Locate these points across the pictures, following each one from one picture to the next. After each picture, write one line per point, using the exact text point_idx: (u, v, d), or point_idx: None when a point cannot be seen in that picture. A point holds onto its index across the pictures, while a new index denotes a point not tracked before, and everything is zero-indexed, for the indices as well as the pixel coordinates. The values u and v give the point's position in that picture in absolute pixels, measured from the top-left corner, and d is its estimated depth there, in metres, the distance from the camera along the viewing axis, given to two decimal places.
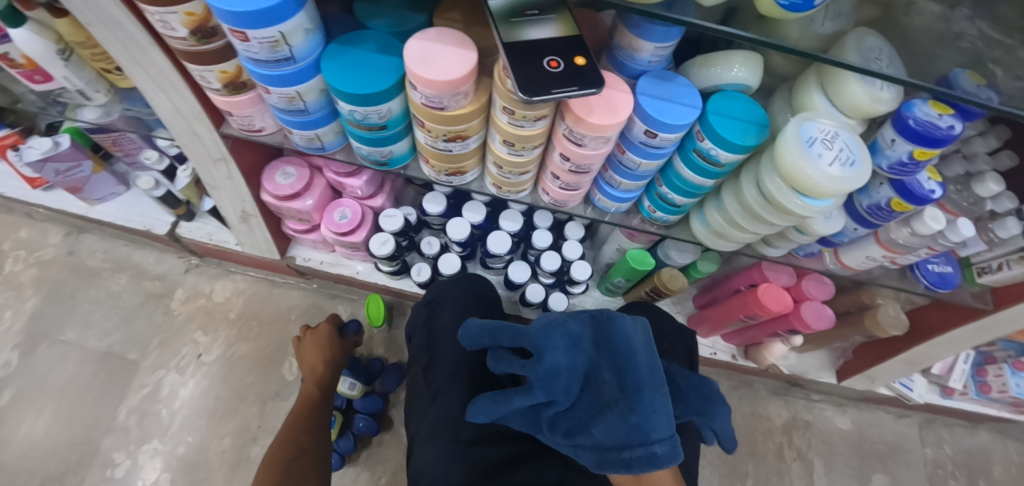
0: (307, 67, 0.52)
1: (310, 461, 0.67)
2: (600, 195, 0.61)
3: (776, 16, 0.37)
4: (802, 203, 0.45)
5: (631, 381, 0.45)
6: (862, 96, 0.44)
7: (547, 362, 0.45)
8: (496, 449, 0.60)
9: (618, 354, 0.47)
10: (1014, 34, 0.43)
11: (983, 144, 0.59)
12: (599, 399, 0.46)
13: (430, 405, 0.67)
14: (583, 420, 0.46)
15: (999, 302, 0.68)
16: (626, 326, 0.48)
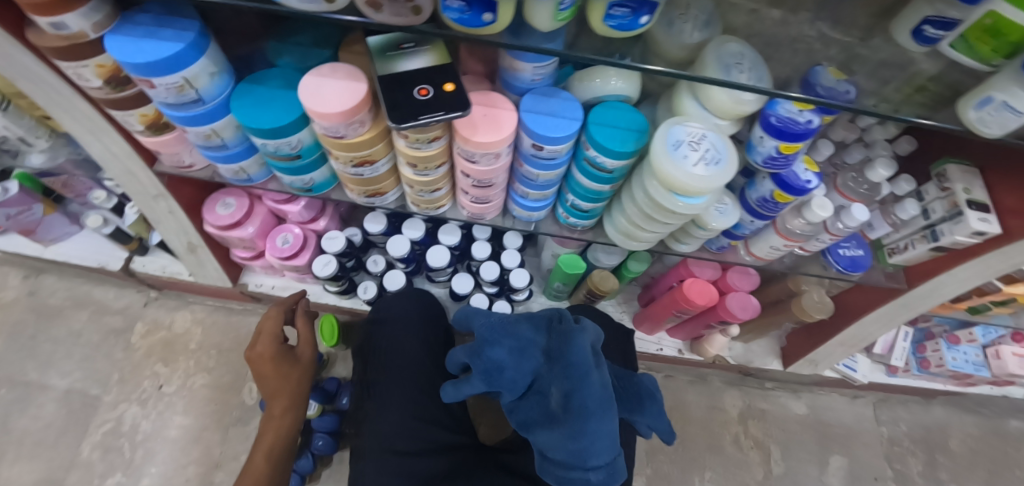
0: (219, 106, 0.55)
1: None
2: (515, 206, 0.64)
3: (615, 35, 0.41)
4: (681, 201, 0.49)
5: (575, 404, 0.48)
6: (724, 98, 0.47)
7: (490, 359, 0.51)
8: (427, 461, 0.64)
9: (570, 377, 0.49)
10: (859, 35, 0.47)
11: (881, 133, 0.66)
12: (547, 413, 0.50)
13: (370, 418, 0.69)
14: (528, 418, 0.52)
15: (912, 280, 0.71)
16: (581, 345, 0.50)
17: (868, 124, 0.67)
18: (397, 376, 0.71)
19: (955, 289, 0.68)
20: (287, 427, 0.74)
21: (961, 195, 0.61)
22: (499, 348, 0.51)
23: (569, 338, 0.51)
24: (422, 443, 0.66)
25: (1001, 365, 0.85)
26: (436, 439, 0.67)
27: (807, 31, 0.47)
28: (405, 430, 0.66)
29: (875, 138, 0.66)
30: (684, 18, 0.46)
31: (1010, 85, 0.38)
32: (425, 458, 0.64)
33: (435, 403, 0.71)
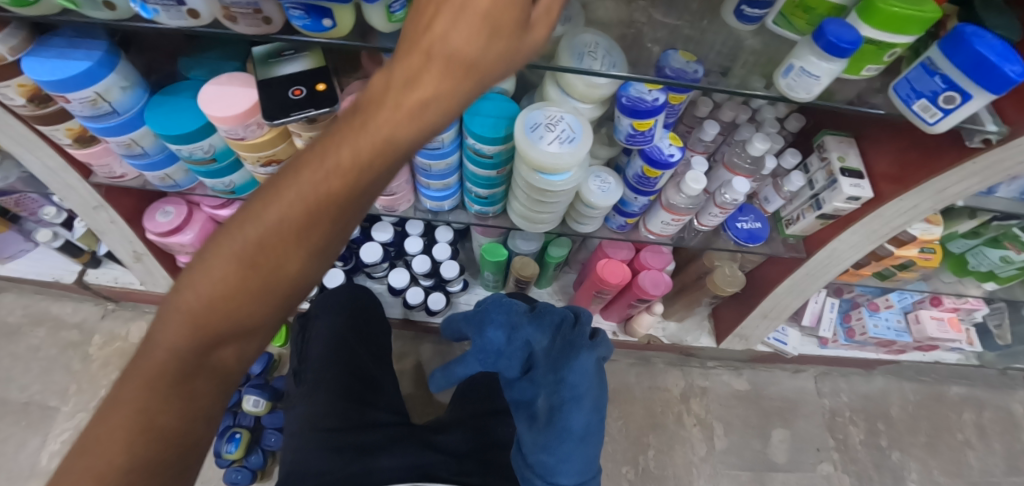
0: (134, 117, 0.60)
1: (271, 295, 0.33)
2: (423, 197, 0.69)
3: None
4: (545, 178, 0.54)
5: (556, 414, 0.67)
6: (578, 83, 0.52)
7: (489, 339, 0.73)
8: (363, 435, 0.70)
9: (562, 393, 0.67)
10: (699, 24, 0.52)
11: (771, 111, 0.70)
12: (533, 410, 0.70)
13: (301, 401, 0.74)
14: (518, 396, 0.74)
15: (809, 249, 0.76)
16: (578, 370, 0.67)
17: (759, 103, 0.71)
18: (325, 360, 0.78)
19: (849, 254, 0.73)
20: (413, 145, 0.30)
21: (835, 163, 0.65)
22: (497, 332, 0.73)
23: (573, 358, 0.68)
24: (354, 421, 0.72)
25: (920, 329, 0.90)
26: (367, 417, 0.73)
27: (640, 18, 0.53)
28: (337, 411, 0.71)
29: (765, 116, 0.70)
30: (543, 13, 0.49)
31: (806, 53, 0.44)
32: (360, 434, 0.70)
33: (364, 385, 0.77)
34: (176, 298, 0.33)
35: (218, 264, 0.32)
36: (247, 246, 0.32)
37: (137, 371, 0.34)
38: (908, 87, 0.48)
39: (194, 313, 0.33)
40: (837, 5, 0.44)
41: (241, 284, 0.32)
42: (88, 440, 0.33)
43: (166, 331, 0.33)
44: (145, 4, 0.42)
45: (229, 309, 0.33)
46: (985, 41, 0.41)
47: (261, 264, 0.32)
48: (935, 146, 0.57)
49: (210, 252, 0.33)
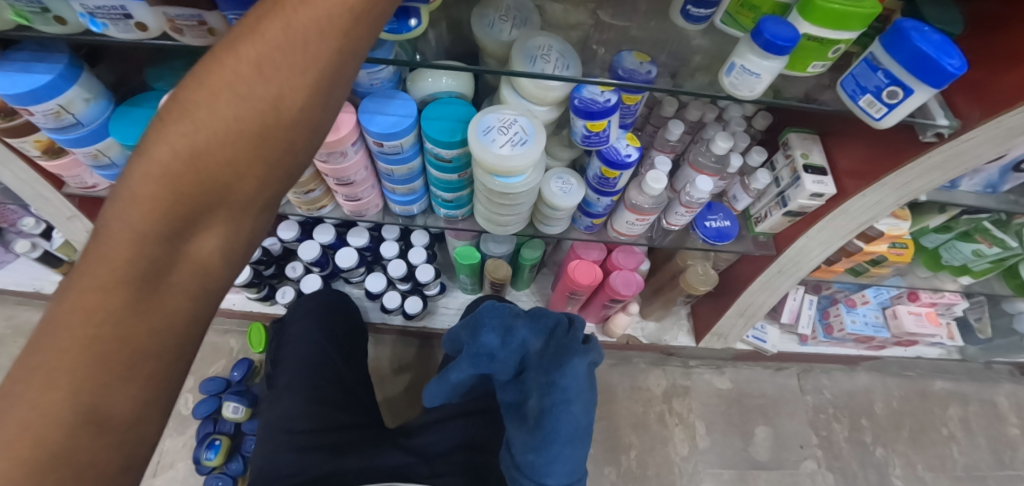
0: (99, 128, 0.61)
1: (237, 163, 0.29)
2: (391, 202, 0.70)
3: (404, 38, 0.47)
4: (500, 181, 0.55)
5: (546, 418, 0.66)
6: (531, 86, 0.52)
7: (483, 342, 0.68)
8: (327, 437, 0.73)
9: (553, 396, 0.67)
10: (647, 29, 0.53)
11: (737, 110, 0.70)
12: (524, 409, 0.70)
13: (274, 405, 0.76)
14: (509, 397, 0.72)
15: (779, 246, 0.76)
16: (572, 373, 0.67)
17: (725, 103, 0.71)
18: (298, 365, 0.80)
19: (819, 250, 0.73)
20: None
21: (799, 160, 0.65)
22: (491, 334, 0.68)
23: (565, 362, 0.68)
24: (322, 424, 0.74)
25: (898, 324, 0.90)
26: (338, 420, 0.76)
27: (587, 20, 0.54)
28: (306, 414, 0.74)
29: (732, 115, 0.70)
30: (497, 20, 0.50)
31: (746, 52, 0.44)
32: (327, 435, 0.73)
33: (334, 387, 0.79)
34: (150, 148, 0.28)
35: (212, 97, 0.28)
36: (248, 72, 0.29)
37: (94, 252, 0.28)
38: (854, 83, 0.48)
39: (179, 160, 0.28)
40: (780, 3, 0.44)
41: (240, 121, 0.29)
42: (45, 335, 0.27)
43: (136, 189, 0.28)
44: (93, 18, 0.43)
45: (224, 154, 0.29)
46: (924, 35, 0.41)
47: (264, 94, 0.29)
48: (897, 141, 0.56)
49: (197, 88, 0.29)
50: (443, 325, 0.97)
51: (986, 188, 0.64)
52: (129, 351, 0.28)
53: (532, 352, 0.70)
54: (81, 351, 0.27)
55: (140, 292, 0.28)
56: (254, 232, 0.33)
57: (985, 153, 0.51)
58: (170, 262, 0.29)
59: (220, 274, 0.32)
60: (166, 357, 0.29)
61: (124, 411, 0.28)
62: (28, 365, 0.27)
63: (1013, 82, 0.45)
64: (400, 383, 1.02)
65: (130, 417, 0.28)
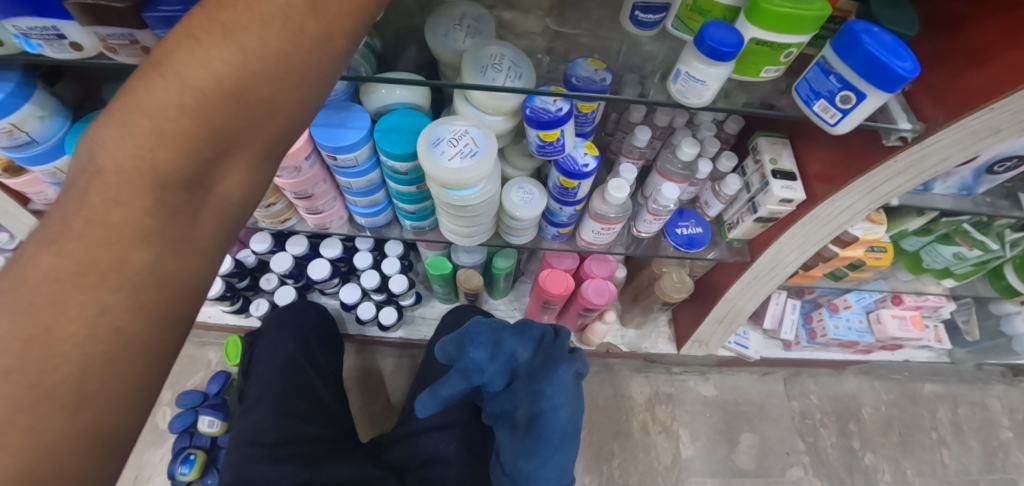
0: (56, 146, 0.60)
1: (264, 109, 0.28)
2: (356, 215, 0.69)
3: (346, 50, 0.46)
4: (452, 194, 0.54)
5: (536, 427, 0.65)
6: (482, 97, 0.51)
7: (471, 357, 0.66)
8: (296, 448, 0.71)
9: (540, 404, 0.65)
10: (600, 38, 0.53)
11: (707, 115, 0.69)
12: (514, 418, 0.68)
13: (246, 416, 0.75)
14: (502, 405, 0.70)
15: (753, 252, 0.74)
16: (559, 379, 0.65)
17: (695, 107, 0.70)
18: (271, 377, 0.79)
19: (793, 256, 0.71)
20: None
21: (767, 165, 0.64)
22: (479, 349, 0.66)
23: (553, 370, 0.66)
24: (292, 436, 0.72)
25: (881, 329, 0.89)
26: (307, 433, 0.74)
27: (535, 28, 0.53)
28: (276, 425, 0.72)
29: (701, 120, 0.69)
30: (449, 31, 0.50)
31: (691, 59, 0.44)
32: (297, 446, 0.71)
33: (306, 400, 0.79)
34: (184, 70, 0.26)
35: (260, 25, 0.27)
36: (301, 8, 0.28)
37: (106, 184, 0.26)
38: (809, 88, 0.47)
39: (220, 92, 0.27)
40: (729, 7, 0.43)
41: (287, 56, 0.28)
42: (55, 275, 0.24)
43: (168, 113, 0.26)
44: (27, 38, 0.42)
45: (266, 91, 0.28)
46: (875, 38, 0.39)
47: (311, 32, 0.29)
48: (863, 145, 0.54)
49: (238, 11, 0.27)
50: (420, 336, 0.97)
51: (961, 192, 0.61)
52: (153, 302, 0.27)
53: (520, 363, 0.68)
54: (99, 303, 0.25)
55: (167, 236, 0.27)
56: (269, 179, 0.32)
57: (952, 157, 0.49)
58: (194, 197, 0.28)
59: (233, 220, 0.31)
60: (177, 318, 0.28)
61: (110, 405, 0.26)
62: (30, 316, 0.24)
63: (977, 83, 0.43)
64: (379, 394, 1.01)
65: (135, 385, 0.27)
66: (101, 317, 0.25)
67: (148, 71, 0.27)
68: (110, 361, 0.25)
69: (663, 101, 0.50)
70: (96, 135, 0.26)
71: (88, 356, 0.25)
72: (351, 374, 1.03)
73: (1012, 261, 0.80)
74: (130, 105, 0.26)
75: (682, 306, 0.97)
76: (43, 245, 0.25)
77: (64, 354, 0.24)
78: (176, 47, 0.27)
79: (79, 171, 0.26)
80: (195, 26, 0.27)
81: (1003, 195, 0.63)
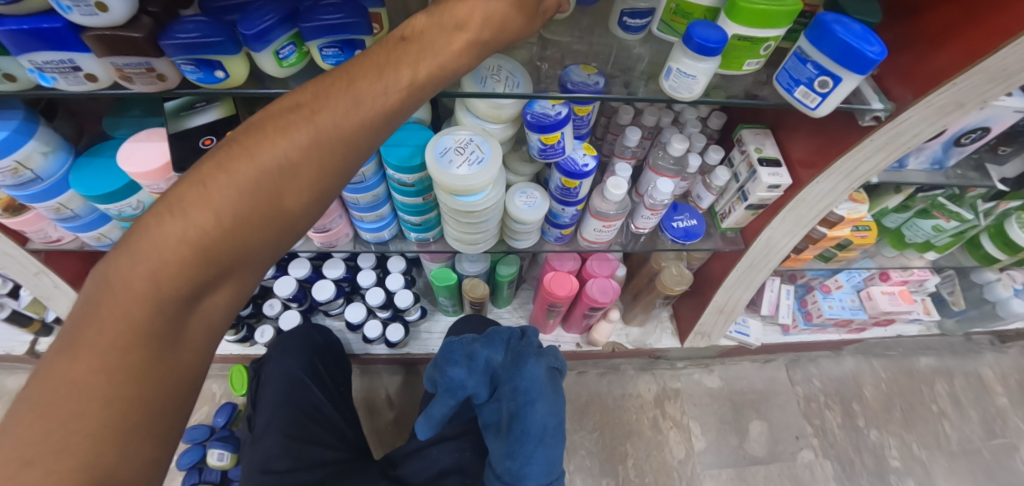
0: (59, 181, 0.60)
1: (259, 238, 0.34)
2: (363, 230, 0.70)
3: None
4: (463, 201, 0.56)
5: (517, 426, 0.65)
6: (483, 105, 0.54)
7: (450, 376, 0.68)
8: (308, 473, 0.71)
9: (518, 400, 0.66)
10: (594, 42, 0.56)
11: (691, 111, 0.73)
12: (500, 424, 0.70)
13: (254, 445, 0.74)
14: (489, 413, 0.71)
15: (747, 240, 0.77)
16: (531, 373, 0.67)
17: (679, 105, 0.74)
18: (274, 403, 0.79)
19: (786, 239, 0.74)
20: (447, 72, 0.35)
21: (753, 154, 0.67)
22: (456, 367, 0.68)
23: (523, 366, 0.67)
24: (303, 461, 0.72)
25: (873, 305, 0.92)
26: (318, 458, 0.74)
27: (531, 38, 0.55)
28: (286, 451, 0.71)
29: (687, 116, 0.73)
30: None
31: (680, 56, 0.47)
32: (309, 472, 0.71)
33: (318, 424, 0.79)
34: (189, 209, 0.32)
35: (258, 171, 0.33)
36: (298, 155, 0.33)
37: (116, 303, 0.32)
38: (789, 76, 0.51)
39: (220, 227, 0.32)
40: (709, 7, 0.46)
41: (281, 194, 0.33)
42: (72, 377, 0.30)
43: (172, 244, 0.32)
44: (42, 73, 0.43)
45: (261, 224, 0.34)
46: (844, 26, 0.43)
47: (305, 176, 0.34)
48: (841, 128, 0.58)
49: (241, 159, 0.33)
50: (425, 351, 0.98)
51: (933, 166, 0.65)
52: (151, 399, 0.33)
53: (499, 368, 0.69)
54: (105, 400, 0.31)
55: (162, 340, 0.33)
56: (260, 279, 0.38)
57: (922, 133, 0.53)
58: (189, 308, 0.34)
59: (220, 322, 0.38)
60: (175, 406, 0.35)
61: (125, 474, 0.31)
62: (46, 412, 0.30)
63: (938, 63, 0.48)
64: (387, 414, 1.01)
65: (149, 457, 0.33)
66: (110, 413, 0.31)
67: (159, 207, 0.33)
68: (121, 452, 0.31)
69: (656, 97, 0.53)
70: (112, 260, 0.32)
71: (103, 440, 0.31)
72: (357, 397, 1.02)
73: (987, 230, 0.85)
74: (142, 235, 0.32)
75: (681, 300, 1.00)
76: (61, 353, 0.31)
77: (77, 443, 0.30)
78: (186, 187, 0.33)
79: (96, 286, 0.32)
80: (204, 170, 0.33)
81: (972, 167, 0.68)
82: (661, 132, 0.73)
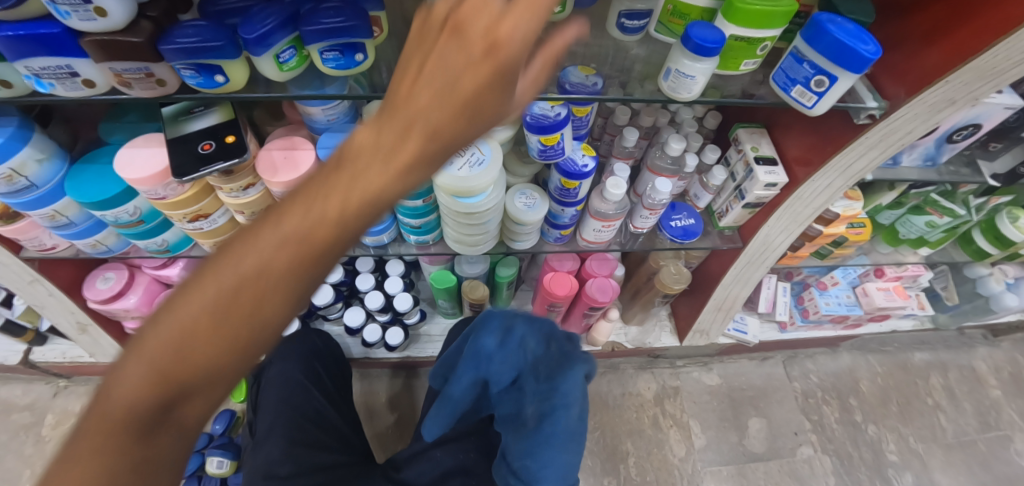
0: (55, 188, 0.59)
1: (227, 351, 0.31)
2: (363, 234, 0.70)
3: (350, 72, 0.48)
4: (464, 202, 0.57)
5: (546, 423, 0.64)
6: None
7: (484, 347, 0.67)
8: (313, 478, 0.70)
9: (552, 400, 0.64)
10: (593, 43, 0.56)
11: (687, 111, 0.73)
12: (519, 419, 0.68)
13: (258, 449, 0.74)
14: (510, 406, 0.70)
15: (744, 238, 0.78)
16: (573, 380, 0.65)
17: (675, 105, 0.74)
18: (276, 406, 0.78)
19: (782, 237, 0.74)
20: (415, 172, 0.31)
21: (749, 153, 0.68)
22: (490, 338, 0.67)
23: (568, 370, 0.66)
24: (305, 464, 0.71)
25: (869, 301, 0.93)
26: (322, 462, 0.73)
27: None
28: (289, 457, 0.71)
29: (683, 116, 0.73)
30: None
31: (679, 57, 0.48)
32: (313, 475, 0.70)
33: (320, 428, 0.78)
34: (163, 323, 0.30)
35: (221, 283, 0.30)
36: (257, 266, 0.30)
37: (97, 409, 0.31)
38: (785, 76, 0.51)
39: (184, 339, 0.30)
40: (706, 8, 0.47)
41: (242, 304, 0.30)
42: (50, 477, 0.30)
43: (145, 357, 0.30)
44: (39, 79, 0.43)
45: (226, 334, 0.30)
46: (839, 26, 0.44)
47: (264, 287, 0.30)
48: (834, 126, 0.59)
49: (210, 274, 0.30)
50: (426, 353, 0.98)
51: (926, 162, 0.66)
52: None
53: (536, 358, 0.68)
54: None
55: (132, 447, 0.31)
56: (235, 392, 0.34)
57: (914, 130, 0.54)
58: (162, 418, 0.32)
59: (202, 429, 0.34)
60: None
61: None
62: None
63: (931, 60, 0.49)
64: (388, 418, 1.00)
65: None
66: None
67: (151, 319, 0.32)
68: None
69: (654, 97, 0.54)
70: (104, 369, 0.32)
71: None
72: (357, 401, 1.02)
73: (980, 226, 0.86)
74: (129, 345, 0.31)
75: (680, 299, 1.00)
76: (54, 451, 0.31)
77: None
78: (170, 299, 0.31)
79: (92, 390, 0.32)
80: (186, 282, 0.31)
81: (964, 162, 0.69)
82: (658, 132, 0.73)
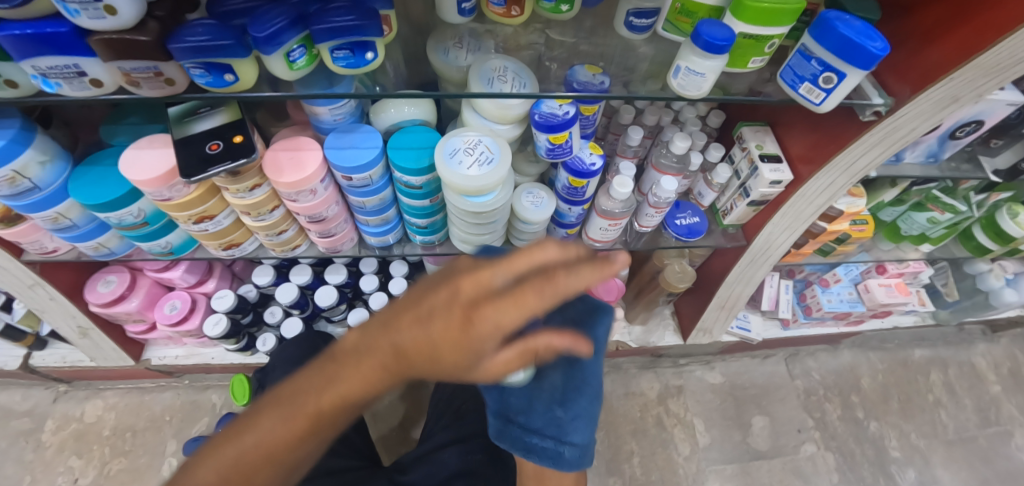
0: (58, 191, 0.58)
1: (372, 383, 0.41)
2: (369, 235, 0.70)
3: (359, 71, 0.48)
4: (471, 202, 0.56)
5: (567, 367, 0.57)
6: (490, 106, 0.54)
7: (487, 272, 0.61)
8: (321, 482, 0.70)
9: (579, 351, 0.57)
10: (600, 42, 0.56)
11: (691, 110, 0.74)
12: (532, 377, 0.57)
13: None
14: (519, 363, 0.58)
15: (748, 236, 0.78)
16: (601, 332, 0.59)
17: (679, 104, 0.74)
18: None
19: (786, 236, 0.75)
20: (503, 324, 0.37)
21: (754, 151, 0.68)
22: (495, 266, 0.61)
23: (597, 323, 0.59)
24: (313, 470, 0.71)
25: (871, 297, 0.94)
26: (330, 467, 0.73)
27: (538, 39, 0.55)
28: None
29: (688, 115, 0.73)
30: (456, 48, 0.53)
31: (689, 55, 0.48)
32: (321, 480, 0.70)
33: None
34: (345, 354, 0.42)
35: (383, 339, 0.40)
36: (404, 341, 0.39)
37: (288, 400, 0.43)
38: (792, 73, 0.51)
39: (355, 369, 0.41)
40: (714, 7, 0.47)
41: (390, 358, 0.40)
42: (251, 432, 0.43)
43: (328, 374, 0.42)
44: (45, 79, 0.42)
45: (376, 373, 0.40)
46: (846, 23, 0.44)
47: (405, 351, 0.39)
48: (839, 124, 0.59)
49: (378, 331, 0.40)
50: None
51: (928, 159, 0.67)
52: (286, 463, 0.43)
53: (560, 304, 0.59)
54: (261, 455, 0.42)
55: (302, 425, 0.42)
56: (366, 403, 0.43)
57: (918, 127, 0.54)
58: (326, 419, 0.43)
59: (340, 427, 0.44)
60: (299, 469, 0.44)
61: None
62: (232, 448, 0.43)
63: (933, 58, 0.49)
64: (391, 420, 1.00)
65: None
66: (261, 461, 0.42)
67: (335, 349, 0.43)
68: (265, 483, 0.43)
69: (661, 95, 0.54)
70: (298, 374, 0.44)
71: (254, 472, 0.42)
72: None
73: (979, 222, 0.87)
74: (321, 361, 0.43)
75: (683, 298, 1.01)
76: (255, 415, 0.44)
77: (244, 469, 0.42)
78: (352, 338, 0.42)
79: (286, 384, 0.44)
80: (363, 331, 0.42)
81: (966, 159, 0.69)
82: (662, 131, 0.74)
